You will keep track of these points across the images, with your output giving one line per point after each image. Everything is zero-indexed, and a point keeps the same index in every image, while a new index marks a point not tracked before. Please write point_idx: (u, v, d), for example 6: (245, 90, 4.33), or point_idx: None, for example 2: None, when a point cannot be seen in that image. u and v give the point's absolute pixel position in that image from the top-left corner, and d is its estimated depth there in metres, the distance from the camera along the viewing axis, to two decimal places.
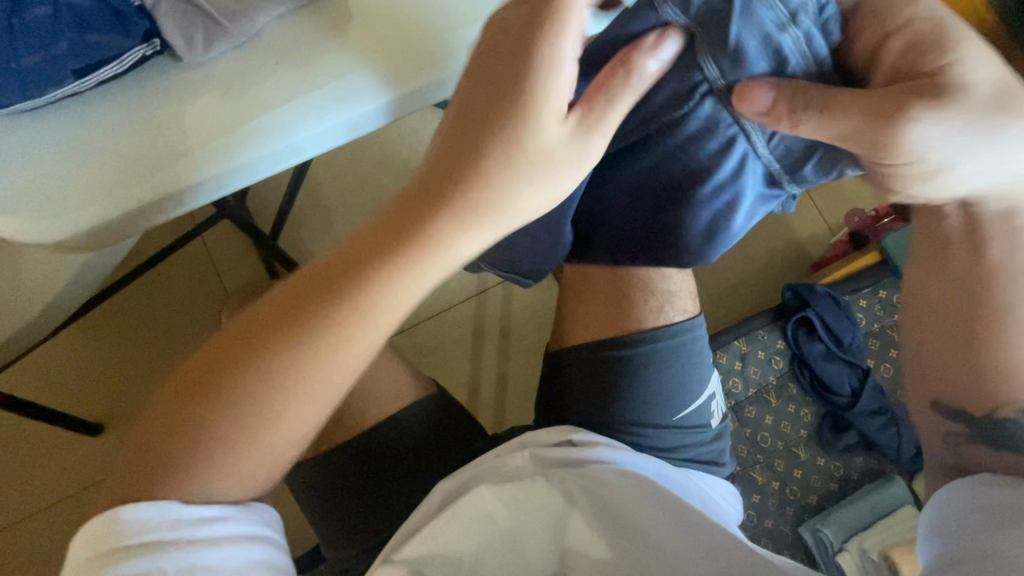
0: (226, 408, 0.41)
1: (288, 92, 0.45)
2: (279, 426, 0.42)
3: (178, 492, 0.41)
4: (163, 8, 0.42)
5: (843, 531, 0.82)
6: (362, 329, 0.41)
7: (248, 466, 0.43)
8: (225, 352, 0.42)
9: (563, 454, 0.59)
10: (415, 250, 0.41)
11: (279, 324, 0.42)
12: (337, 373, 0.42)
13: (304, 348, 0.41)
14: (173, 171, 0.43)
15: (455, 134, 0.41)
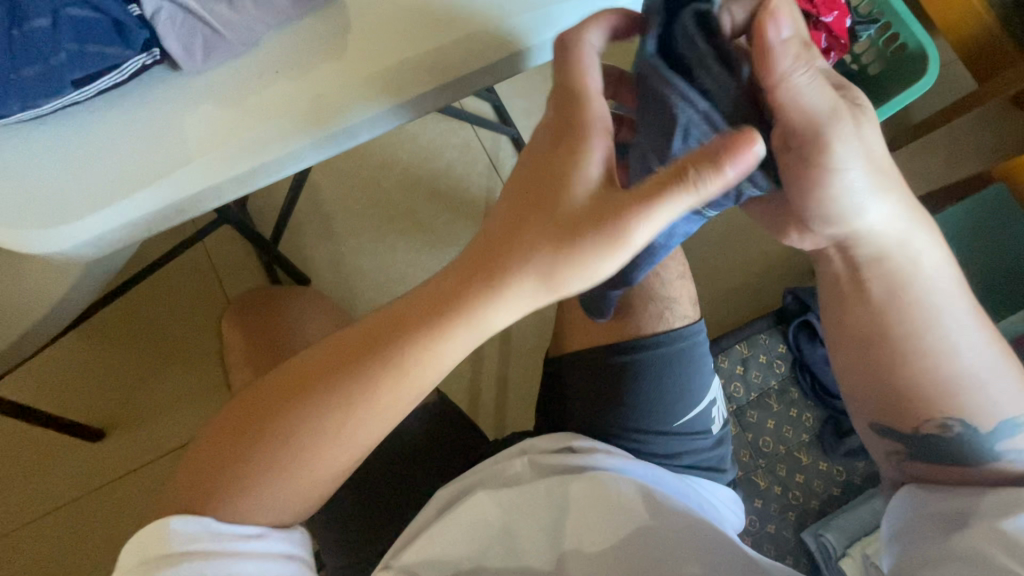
0: (271, 453, 0.43)
1: (288, 100, 0.45)
2: (322, 464, 0.44)
3: (224, 511, 0.43)
4: (163, 17, 0.42)
5: (845, 536, 0.80)
6: (405, 380, 0.43)
7: (286, 503, 0.45)
8: (279, 393, 0.44)
9: (563, 460, 0.58)
10: (463, 310, 0.41)
11: (329, 382, 0.43)
12: (381, 420, 0.44)
13: (352, 398, 0.43)
14: (175, 181, 0.43)
15: (506, 201, 0.41)
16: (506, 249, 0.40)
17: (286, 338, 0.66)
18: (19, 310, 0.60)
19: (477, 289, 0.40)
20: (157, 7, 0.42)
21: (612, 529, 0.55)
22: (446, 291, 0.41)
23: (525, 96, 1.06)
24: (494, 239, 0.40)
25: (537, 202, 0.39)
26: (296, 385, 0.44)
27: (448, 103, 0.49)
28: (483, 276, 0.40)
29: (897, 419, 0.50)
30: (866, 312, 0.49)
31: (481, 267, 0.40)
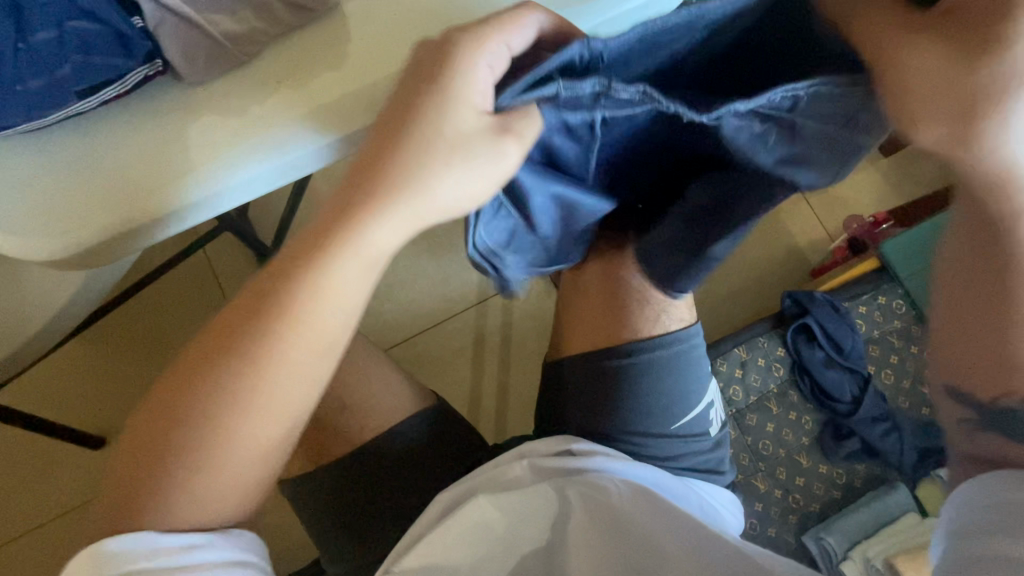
0: (178, 428, 0.42)
1: (287, 109, 0.46)
2: (231, 436, 0.42)
3: (148, 519, 0.41)
4: (166, 29, 0.43)
5: (847, 539, 0.81)
6: (295, 325, 0.41)
7: (214, 484, 0.42)
8: (179, 372, 0.43)
9: (560, 462, 0.59)
10: (338, 245, 0.40)
11: (219, 342, 0.42)
12: (280, 374, 0.42)
13: (242, 352, 0.41)
14: (173, 189, 0.44)
15: (364, 149, 0.40)
16: (380, 193, 0.39)
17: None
18: (22, 318, 0.60)
19: (364, 236, 0.40)
20: (159, 18, 0.43)
21: (612, 531, 0.55)
22: (324, 239, 0.40)
23: None
24: (370, 190, 0.39)
25: (397, 143, 0.38)
26: (193, 359, 0.43)
27: None
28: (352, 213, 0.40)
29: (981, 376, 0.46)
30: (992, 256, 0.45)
31: (359, 209, 0.40)
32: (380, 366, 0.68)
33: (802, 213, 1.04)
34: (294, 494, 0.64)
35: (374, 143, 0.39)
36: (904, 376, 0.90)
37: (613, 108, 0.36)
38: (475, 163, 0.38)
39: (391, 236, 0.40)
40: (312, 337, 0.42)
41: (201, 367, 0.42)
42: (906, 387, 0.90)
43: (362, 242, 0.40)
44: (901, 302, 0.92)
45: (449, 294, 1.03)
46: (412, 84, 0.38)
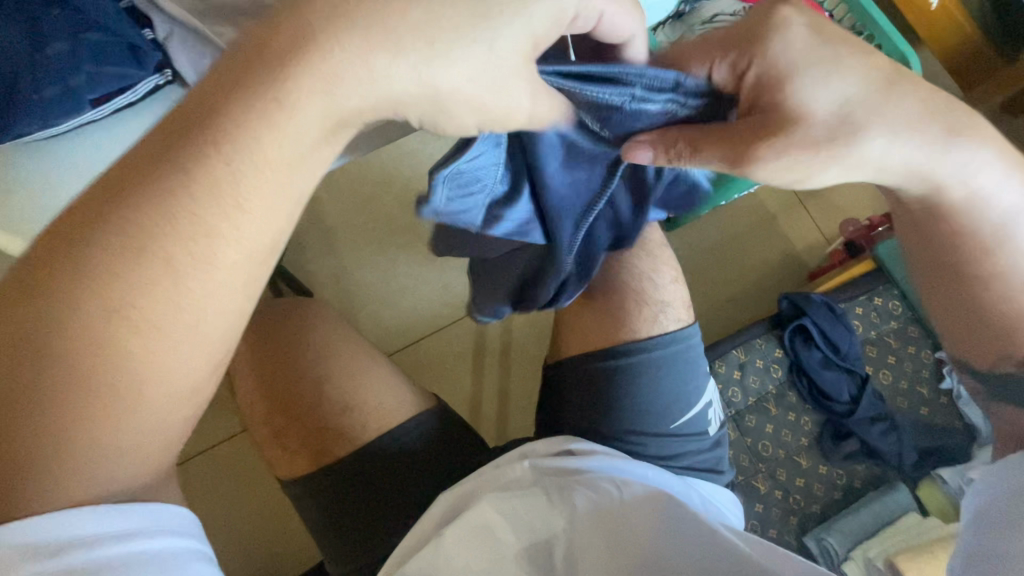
0: (64, 351, 0.33)
1: None
2: (149, 358, 0.35)
3: (52, 483, 0.33)
4: (177, 41, 0.45)
5: (848, 539, 0.82)
6: (226, 206, 0.35)
7: (127, 425, 0.35)
8: (48, 269, 0.33)
9: (560, 463, 0.61)
10: (287, 96, 0.34)
11: (108, 221, 0.34)
12: (207, 270, 0.35)
13: (153, 242, 0.34)
14: None
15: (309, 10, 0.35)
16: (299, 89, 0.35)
17: (286, 342, 0.68)
18: None
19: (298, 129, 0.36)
20: (170, 30, 0.44)
21: (614, 534, 0.54)
22: (267, 83, 0.34)
23: None
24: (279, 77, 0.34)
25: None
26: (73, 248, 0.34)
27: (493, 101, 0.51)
28: (297, 58, 0.34)
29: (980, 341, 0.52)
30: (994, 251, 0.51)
31: (331, 53, 0.35)
32: (382, 370, 0.69)
33: (799, 217, 1.05)
34: (298, 496, 0.65)
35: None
36: (900, 376, 0.91)
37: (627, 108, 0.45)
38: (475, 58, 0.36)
39: (355, 100, 0.36)
40: (245, 231, 0.36)
41: (81, 288, 0.33)
42: (904, 387, 0.91)
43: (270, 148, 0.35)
44: (897, 303, 0.93)
45: (451, 301, 1.04)
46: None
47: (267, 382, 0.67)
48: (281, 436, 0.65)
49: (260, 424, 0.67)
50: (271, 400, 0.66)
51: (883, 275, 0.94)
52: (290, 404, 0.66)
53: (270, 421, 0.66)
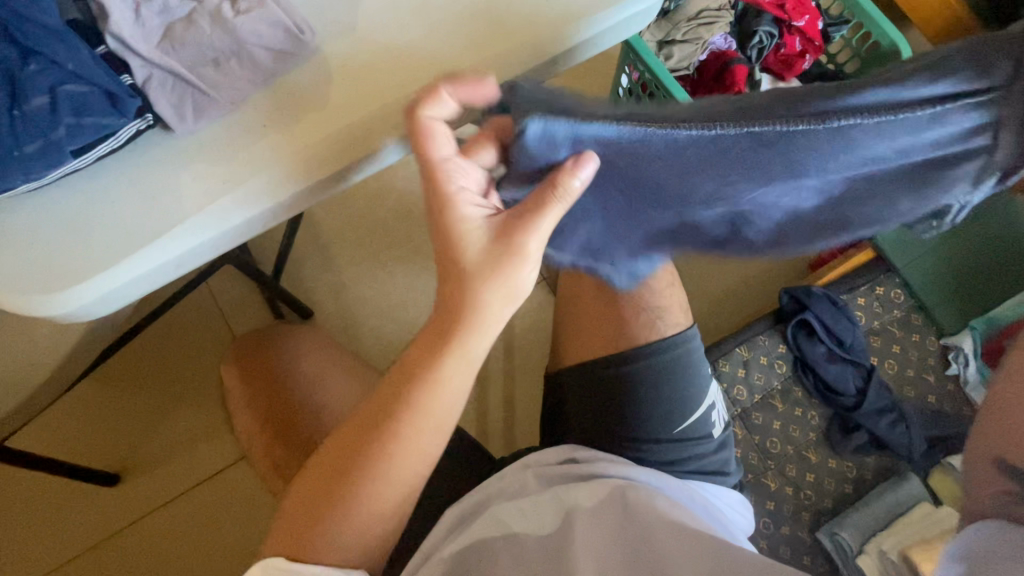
0: (375, 440, 0.49)
1: (276, 153, 0.45)
2: (407, 445, 0.49)
3: (369, 503, 0.49)
4: (154, 84, 0.42)
5: (861, 534, 0.81)
6: (470, 341, 0.48)
7: (403, 475, 0.49)
8: (373, 408, 0.50)
9: (564, 471, 0.61)
10: (470, 319, 0.48)
11: (404, 376, 0.49)
12: (460, 381, 0.49)
13: (421, 380, 0.48)
14: (170, 236, 0.42)
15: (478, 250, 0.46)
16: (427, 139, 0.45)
17: (281, 374, 0.69)
18: (34, 369, 0.63)
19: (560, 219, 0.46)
20: (148, 74, 0.42)
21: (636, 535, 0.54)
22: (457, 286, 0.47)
23: None
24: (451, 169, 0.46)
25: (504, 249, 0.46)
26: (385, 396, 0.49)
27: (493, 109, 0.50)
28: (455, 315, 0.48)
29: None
30: None
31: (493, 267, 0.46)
32: None
33: None
34: None
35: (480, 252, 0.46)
36: (906, 365, 0.91)
37: (919, 120, 0.35)
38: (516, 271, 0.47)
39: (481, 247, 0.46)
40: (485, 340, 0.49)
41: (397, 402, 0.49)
42: (910, 375, 0.90)
43: (542, 235, 0.45)
44: (900, 291, 0.93)
45: None
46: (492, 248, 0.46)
47: (263, 417, 0.68)
48: (282, 467, 0.66)
49: (260, 458, 0.68)
50: (272, 435, 0.67)
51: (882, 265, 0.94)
52: (287, 438, 0.66)
53: (271, 453, 0.67)
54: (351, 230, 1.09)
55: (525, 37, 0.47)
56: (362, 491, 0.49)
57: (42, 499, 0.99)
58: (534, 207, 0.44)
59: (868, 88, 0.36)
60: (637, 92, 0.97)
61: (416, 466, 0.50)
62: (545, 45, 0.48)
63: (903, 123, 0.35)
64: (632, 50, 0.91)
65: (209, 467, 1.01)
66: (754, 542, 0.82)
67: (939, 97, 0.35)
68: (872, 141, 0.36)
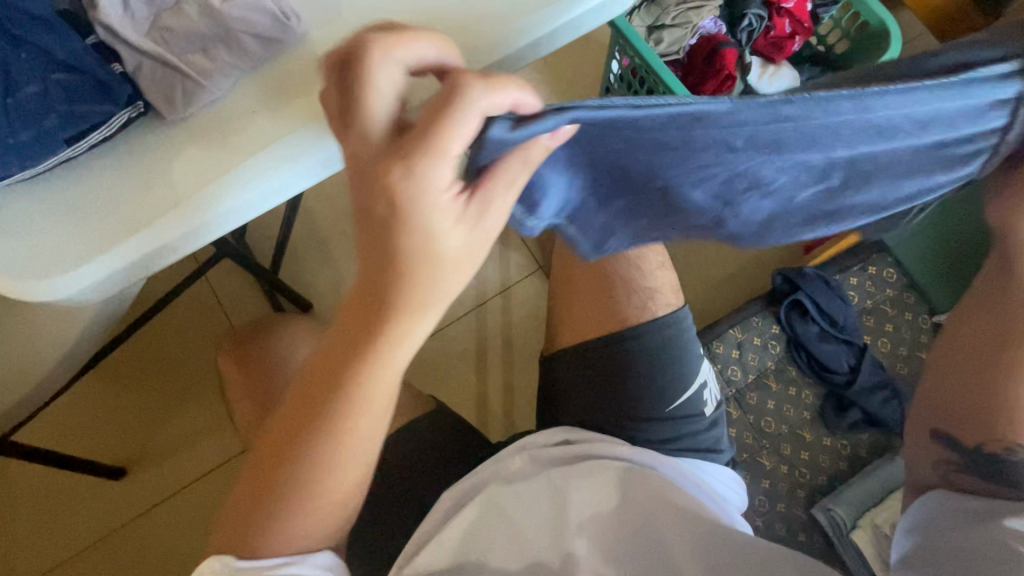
0: (306, 434, 0.46)
1: (267, 138, 0.46)
2: (343, 438, 0.45)
3: (309, 496, 0.47)
4: (145, 72, 0.43)
5: (855, 509, 0.82)
6: (403, 330, 0.40)
7: (342, 465, 0.47)
8: (303, 396, 0.46)
9: (563, 454, 0.61)
10: (399, 309, 0.39)
11: (329, 365, 0.43)
12: (391, 371, 0.43)
13: (344, 369, 0.43)
14: (164, 221, 0.43)
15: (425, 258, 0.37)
16: (367, 90, 0.35)
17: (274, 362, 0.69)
18: (37, 361, 0.64)
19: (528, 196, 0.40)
20: (138, 63, 0.43)
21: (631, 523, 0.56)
22: (382, 269, 0.38)
23: None
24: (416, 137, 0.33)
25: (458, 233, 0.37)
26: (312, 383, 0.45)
27: None
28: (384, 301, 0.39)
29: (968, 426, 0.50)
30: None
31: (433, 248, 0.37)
32: None
33: None
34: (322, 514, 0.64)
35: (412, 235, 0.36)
36: (900, 343, 0.92)
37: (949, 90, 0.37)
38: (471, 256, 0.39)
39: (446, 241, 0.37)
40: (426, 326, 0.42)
41: (324, 393, 0.44)
42: (903, 353, 0.91)
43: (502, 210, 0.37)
44: (892, 270, 0.94)
45: None
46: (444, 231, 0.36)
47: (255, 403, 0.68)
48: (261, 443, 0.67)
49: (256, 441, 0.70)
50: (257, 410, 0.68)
51: (874, 245, 0.95)
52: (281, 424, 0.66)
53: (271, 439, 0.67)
54: (348, 223, 1.11)
55: (507, 19, 0.48)
56: (300, 485, 0.47)
57: (49, 493, 1.01)
58: (501, 181, 0.36)
59: (902, 64, 0.39)
60: (628, 78, 0.98)
61: (356, 459, 0.47)
62: (526, 27, 0.48)
63: (944, 95, 0.37)
64: (621, 36, 0.92)
65: (212, 459, 1.03)
66: (749, 519, 0.83)
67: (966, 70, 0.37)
68: (904, 109, 0.37)
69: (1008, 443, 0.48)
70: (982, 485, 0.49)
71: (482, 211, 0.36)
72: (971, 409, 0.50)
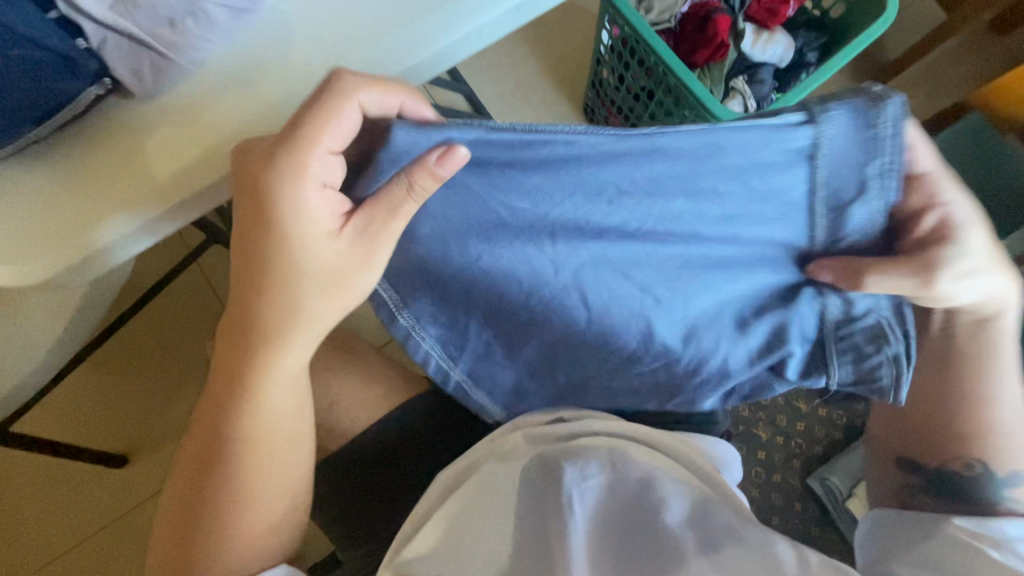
0: (223, 440, 0.48)
1: (243, 116, 0.44)
2: (259, 440, 0.48)
3: (235, 509, 0.48)
4: (110, 47, 0.42)
5: (851, 477, 0.82)
6: (297, 332, 0.44)
7: (259, 471, 0.49)
8: (212, 400, 0.48)
9: (553, 432, 0.58)
10: (292, 307, 0.43)
11: (232, 367, 0.46)
12: (291, 369, 0.47)
13: (244, 369, 0.45)
14: (142, 203, 0.42)
15: (315, 265, 0.41)
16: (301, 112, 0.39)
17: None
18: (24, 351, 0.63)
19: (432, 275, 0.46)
20: (102, 38, 0.41)
21: (624, 512, 0.53)
22: (272, 277, 0.41)
23: (496, 83, 1.18)
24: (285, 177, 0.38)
25: (346, 247, 0.40)
26: (219, 387, 0.47)
27: (461, 61, 0.49)
28: (272, 300, 0.42)
29: (924, 450, 0.56)
30: (967, 370, 0.55)
31: (317, 258, 0.41)
32: (371, 363, 0.70)
33: None
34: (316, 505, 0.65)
35: (290, 246, 0.40)
36: None
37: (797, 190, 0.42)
38: (356, 272, 0.42)
39: (322, 253, 0.40)
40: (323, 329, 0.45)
41: (229, 392, 0.47)
42: None
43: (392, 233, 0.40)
44: None
45: None
46: (328, 246, 0.40)
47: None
48: None
49: None
50: None
51: None
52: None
53: None
54: None
55: None
56: (225, 494, 0.48)
57: (52, 483, 1.02)
58: (387, 200, 0.38)
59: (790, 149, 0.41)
60: (618, 48, 0.95)
61: (276, 468, 0.50)
62: None
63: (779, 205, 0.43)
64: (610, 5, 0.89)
65: None
66: (745, 490, 0.84)
67: (832, 182, 0.42)
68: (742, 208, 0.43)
69: (967, 461, 0.54)
70: (934, 501, 0.55)
71: (367, 230, 0.39)
72: (921, 435, 0.57)
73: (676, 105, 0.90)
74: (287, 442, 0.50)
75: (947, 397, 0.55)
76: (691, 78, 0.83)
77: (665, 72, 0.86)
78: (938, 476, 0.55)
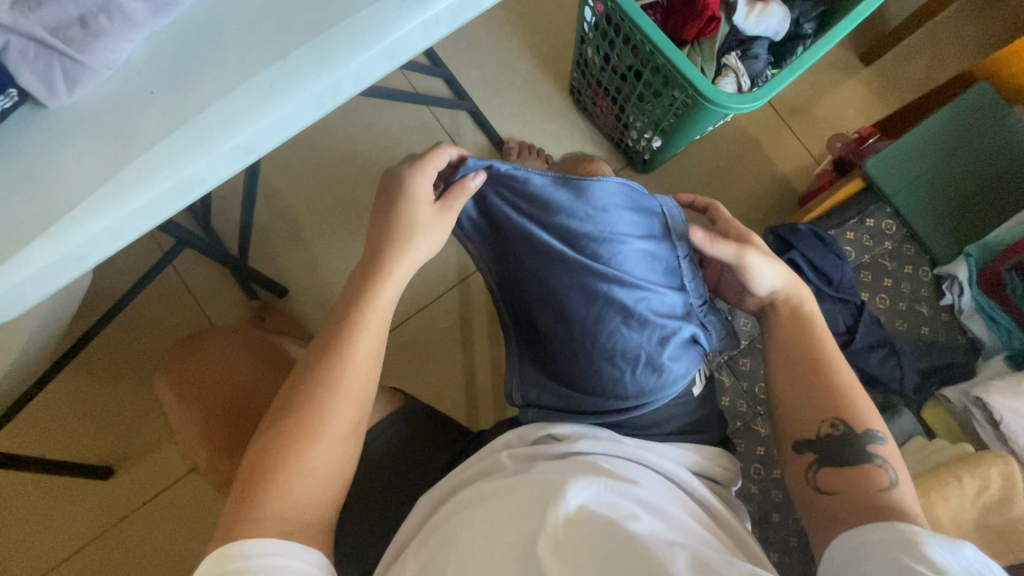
0: (307, 382, 0.49)
1: (168, 124, 0.39)
2: (342, 388, 0.49)
3: (308, 453, 0.47)
4: (13, 53, 0.37)
5: None
6: (397, 272, 0.52)
7: (340, 417, 0.49)
8: (307, 359, 0.51)
9: (544, 450, 0.56)
10: (394, 250, 0.52)
11: (338, 316, 0.52)
12: (384, 319, 0.52)
13: (346, 312, 0.51)
14: (57, 227, 0.37)
15: (409, 224, 0.52)
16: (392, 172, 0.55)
17: (218, 378, 0.72)
18: None
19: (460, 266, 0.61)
20: (4, 41, 0.36)
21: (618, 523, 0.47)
22: (383, 240, 0.52)
23: (477, 65, 1.12)
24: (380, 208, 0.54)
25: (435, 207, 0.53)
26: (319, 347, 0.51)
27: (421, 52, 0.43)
28: (383, 252, 0.52)
29: (800, 420, 0.58)
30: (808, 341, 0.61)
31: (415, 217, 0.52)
32: None
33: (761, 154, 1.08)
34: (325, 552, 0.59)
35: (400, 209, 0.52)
36: (899, 298, 0.88)
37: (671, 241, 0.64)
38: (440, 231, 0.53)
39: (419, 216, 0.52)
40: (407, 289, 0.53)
41: (324, 340, 0.51)
42: (903, 308, 0.87)
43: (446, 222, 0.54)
44: (891, 221, 0.89)
45: (427, 278, 1.02)
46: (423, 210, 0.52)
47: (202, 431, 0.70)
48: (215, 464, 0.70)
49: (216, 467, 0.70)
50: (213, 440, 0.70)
51: (873, 194, 0.90)
52: (239, 444, 0.69)
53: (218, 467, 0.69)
54: (319, 201, 1.06)
55: None
56: (305, 440, 0.47)
57: (34, 498, 0.99)
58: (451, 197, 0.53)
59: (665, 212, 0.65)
60: (602, 26, 0.89)
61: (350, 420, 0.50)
62: None
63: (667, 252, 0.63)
64: None
65: None
66: (745, 488, 0.81)
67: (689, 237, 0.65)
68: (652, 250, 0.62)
69: (833, 419, 0.56)
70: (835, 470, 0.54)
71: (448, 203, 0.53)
72: (798, 397, 0.59)
73: (664, 86, 0.85)
74: (357, 396, 0.50)
75: (806, 368, 0.60)
76: (680, 58, 0.77)
77: (651, 50, 0.80)
78: (824, 441, 0.56)
